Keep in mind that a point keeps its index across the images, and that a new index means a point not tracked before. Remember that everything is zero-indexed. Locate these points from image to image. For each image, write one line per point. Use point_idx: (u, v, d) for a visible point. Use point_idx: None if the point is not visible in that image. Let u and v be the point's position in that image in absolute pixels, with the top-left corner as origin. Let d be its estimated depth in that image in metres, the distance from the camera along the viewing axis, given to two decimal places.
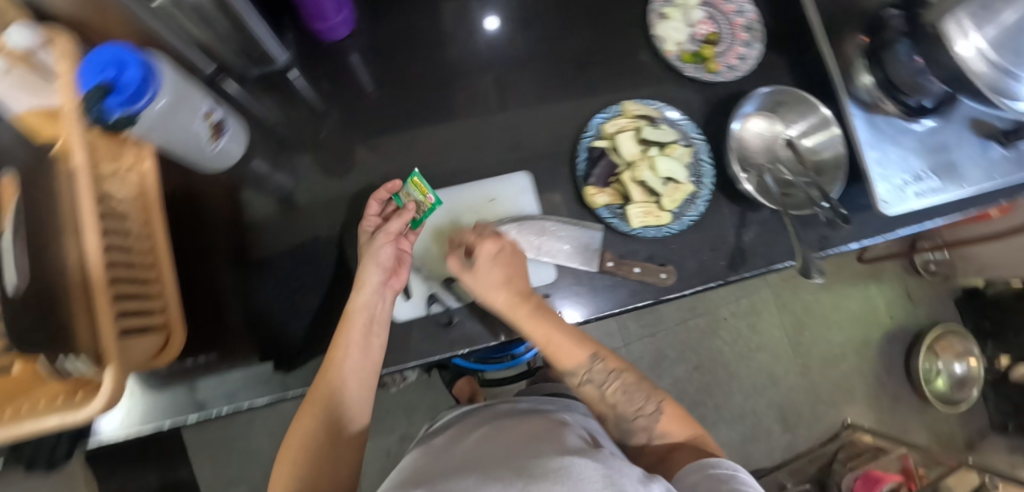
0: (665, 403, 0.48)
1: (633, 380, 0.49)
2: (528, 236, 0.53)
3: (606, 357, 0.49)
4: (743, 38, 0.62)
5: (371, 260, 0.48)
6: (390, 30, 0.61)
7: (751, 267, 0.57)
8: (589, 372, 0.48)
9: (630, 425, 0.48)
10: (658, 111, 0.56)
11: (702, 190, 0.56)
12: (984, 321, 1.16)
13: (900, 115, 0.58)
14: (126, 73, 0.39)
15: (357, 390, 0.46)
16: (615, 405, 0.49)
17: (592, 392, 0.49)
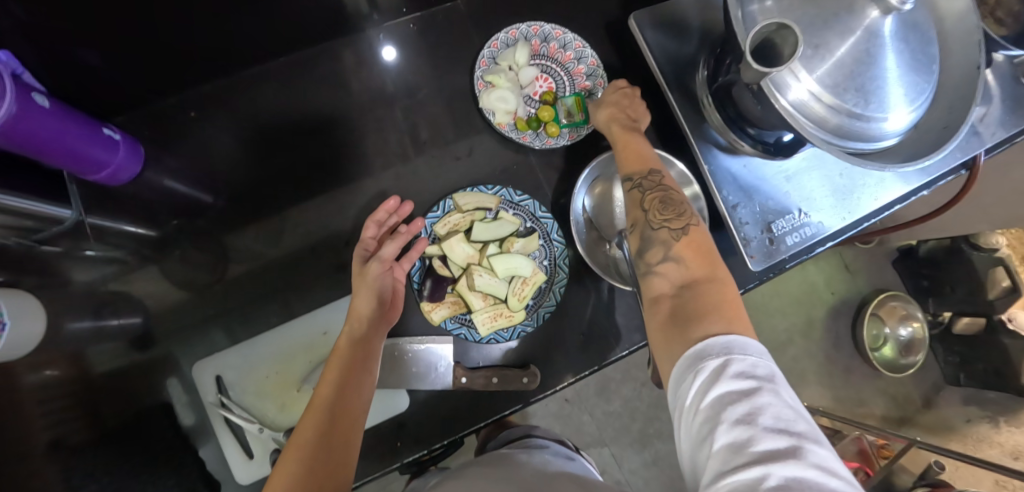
0: (694, 227, 0.40)
1: (678, 194, 0.42)
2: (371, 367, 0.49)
3: (664, 176, 0.44)
4: (585, 88, 0.56)
5: (368, 287, 0.45)
6: (198, 150, 0.57)
7: (629, 344, 0.51)
8: (644, 178, 0.43)
9: (652, 237, 0.40)
10: (494, 197, 0.51)
11: (557, 276, 0.51)
12: (922, 281, 1.15)
13: (760, 155, 0.53)
14: None
15: (348, 415, 0.38)
16: (648, 209, 0.41)
17: (637, 195, 0.43)
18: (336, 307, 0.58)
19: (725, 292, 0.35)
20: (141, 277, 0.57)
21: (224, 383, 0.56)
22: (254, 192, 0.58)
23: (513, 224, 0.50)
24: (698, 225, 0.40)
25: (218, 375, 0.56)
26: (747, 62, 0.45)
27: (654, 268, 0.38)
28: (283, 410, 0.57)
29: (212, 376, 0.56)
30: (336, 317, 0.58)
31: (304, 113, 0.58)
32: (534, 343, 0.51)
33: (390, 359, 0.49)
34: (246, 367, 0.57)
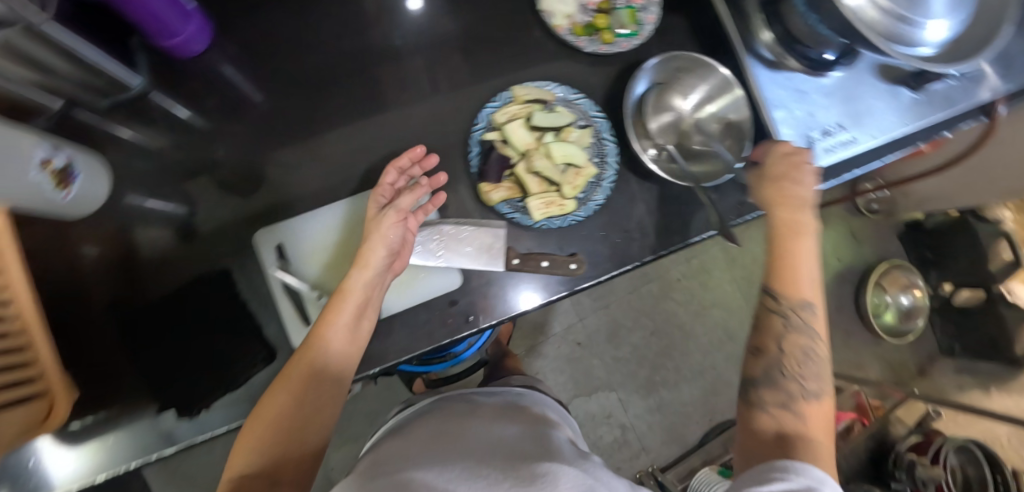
0: (828, 396, 0.43)
1: (821, 354, 0.44)
2: (425, 244, 0.51)
3: (818, 314, 0.45)
4: (638, 1, 0.58)
5: (380, 237, 0.46)
6: (257, 37, 0.58)
7: (668, 244, 0.56)
8: (794, 309, 0.44)
9: (778, 379, 0.43)
10: (550, 92, 0.53)
11: (607, 172, 0.54)
12: (925, 251, 1.20)
13: (804, 71, 0.56)
14: None
15: (337, 374, 0.42)
16: (787, 360, 0.44)
17: (778, 326, 0.45)
18: None
19: (830, 457, 0.39)
20: (188, 158, 0.56)
21: (286, 253, 0.53)
22: (306, 80, 0.58)
23: (570, 117, 0.53)
24: (829, 394, 0.43)
25: (280, 244, 0.53)
26: None
27: (767, 406, 0.42)
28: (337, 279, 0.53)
29: (273, 243, 0.53)
30: None
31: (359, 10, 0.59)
32: (581, 235, 0.54)
33: (444, 237, 0.51)
34: (308, 241, 0.54)
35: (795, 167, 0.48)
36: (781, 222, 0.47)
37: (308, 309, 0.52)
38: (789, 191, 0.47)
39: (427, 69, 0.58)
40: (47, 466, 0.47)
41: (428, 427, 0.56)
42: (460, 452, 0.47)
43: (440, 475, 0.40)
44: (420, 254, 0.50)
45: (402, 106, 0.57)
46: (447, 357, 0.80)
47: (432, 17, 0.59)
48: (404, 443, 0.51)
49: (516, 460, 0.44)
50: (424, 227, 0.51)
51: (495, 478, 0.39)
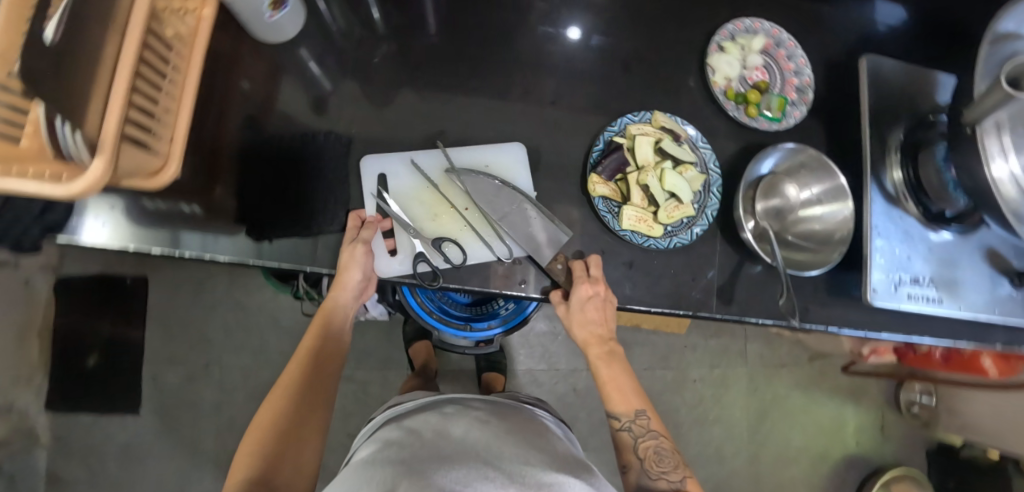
0: (689, 479, 0.52)
1: (668, 446, 0.54)
2: (501, 202, 0.57)
3: (650, 415, 0.56)
4: (792, 97, 0.62)
5: (354, 267, 0.54)
6: None
7: (725, 310, 0.57)
8: (631, 421, 0.55)
9: (648, 483, 0.52)
10: (685, 130, 0.57)
11: (701, 219, 0.56)
12: (949, 481, 1.12)
13: (920, 219, 0.57)
14: None
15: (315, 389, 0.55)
16: (643, 458, 0.54)
17: (627, 441, 0.55)
18: (504, 149, 0.60)
19: None
20: (358, 40, 0.62)
21: (386, 182, 0.58)
22: (485, 24, 0.63)
23: (693, 158, 0.56)
24: (691, 476, 0.53)
25: (382, 174, 0.58)
26: (975, 117, 0.46)
27: None
28: (432, 218, 0.58)
29: (377, 173, 0.58)
30: (502, 158, 0.60)
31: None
32: (656, 263, 0.56)
33: (520, 207, 0.57)
34: (409, 176, 0.59)
35: (596, 307, 0.54)
36: (595, 355, 0.58)
37: (398, 239, 0.58)
38: (585, 321, 0.55)
39: (588, 66, 0.63)
40: (114, 214, 0.52)
41: (428, 413, 0.58)
42: (465, 431, 0.52)
43: (452, 462, 0.45)
44: (492, 206, 0.57)
45: (552, 86, 0.62)
46: (465, 327, 0.87)
47: (613, 27, 0.64)
48: (411, 427, 0.55)
49: (523, 455, 0.49)
50: (508, 190, 0.58)
51: (503, 473, 0.44)
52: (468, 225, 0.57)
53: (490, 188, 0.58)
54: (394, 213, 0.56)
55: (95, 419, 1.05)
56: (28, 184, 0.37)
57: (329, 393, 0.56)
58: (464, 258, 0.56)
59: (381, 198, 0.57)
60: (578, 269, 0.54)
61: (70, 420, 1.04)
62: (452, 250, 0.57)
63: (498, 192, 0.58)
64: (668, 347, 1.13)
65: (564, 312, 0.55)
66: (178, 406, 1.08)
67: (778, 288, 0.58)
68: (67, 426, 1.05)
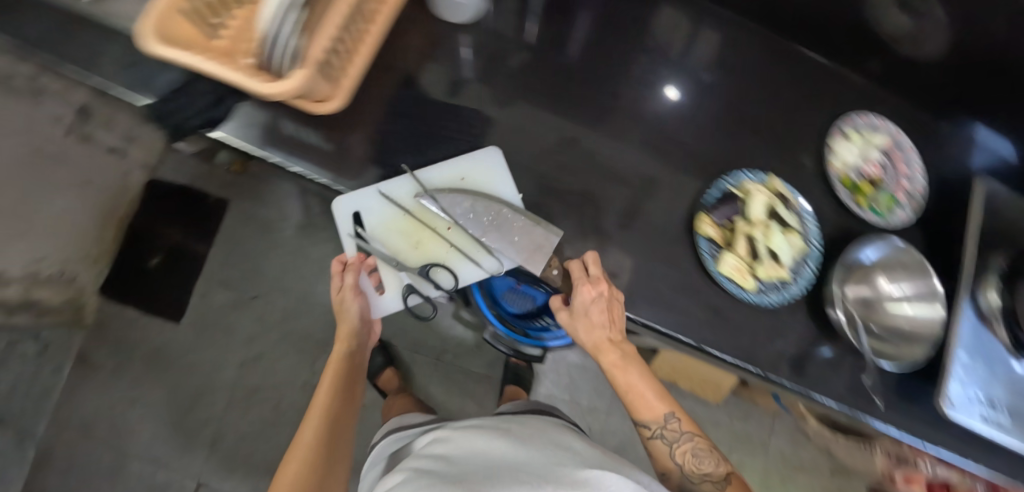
0: (735, 476, 0.54)
1: (705, 445, 0.55)
2: (481, 214, 0.57)
3: (682, 417, 0.57)
4: (901, 200, 0.64)
5: (349, 311, 0.65)
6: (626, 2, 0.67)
7: (795, 381, 0.58)
8: (661, 428, 0.56)
9: (694, 485, 0.54)
10: (797, 200, 0.60)
11: (793, 286, 0.58)
12: None
13: (1006, 345, 0.57)
14: None
15: (332, 418, 0.64)
16: (683, 462, 0.55)
17: (662, 447, 0.56)
18: (474, 157, 0.57)
19: None
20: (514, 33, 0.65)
21: (362, 220, 0.58)
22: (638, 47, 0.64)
23: (799, 227, 0.59)
24: (737, 473, 0.55)
25: (357, 211, 0.58)
26: None
27: None
28: (412, 248, 0.60)
29: (351, 210, 0.57)
30: (475, 166, 0.57)
31: (718, 39, 0.67)
32: (739, 316, 0.58)
33: (501, 217, 0.56)
34: (384, 208, 0.58)
35: (608, 308, 0.54)
36: (608, 363, 0.58)
37: (384, 274, 0.62)
38: (593, 329, 0.55)
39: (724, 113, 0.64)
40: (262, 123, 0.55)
41: (442, 437, 0.62)
42: (483, 449, 0.53)
43: (480, 474, 0.45)
44: (471, 220, 0.57)
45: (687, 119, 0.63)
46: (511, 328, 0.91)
47: (752, 88, 0.66)
48: (433, 452, 0.57)
49: (550, 457, 0.49)
50: (484, 200, 0.56)
51: (530, 471, 0.44)
52: (453, 247, 0.60)
53: (465, 200, 0.56)
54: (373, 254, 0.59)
55: (137, 316, 1.10)
56: (228, 71, 0.40)
57: (343, 431, 0.65)
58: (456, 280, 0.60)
59: (360, 239, 0.58)
60: (577, 268, 0.54)
61: (116, 310, 1.09)
62: (442, 271, 0.61)
63: (475, 202, 0.56)
64: (694, 417, 1.09)
65: (568, 319, 0.58)
66: (212, 327, 1.12)
67: (849, 377, 0.59)
68: (110, 315, 1.09)
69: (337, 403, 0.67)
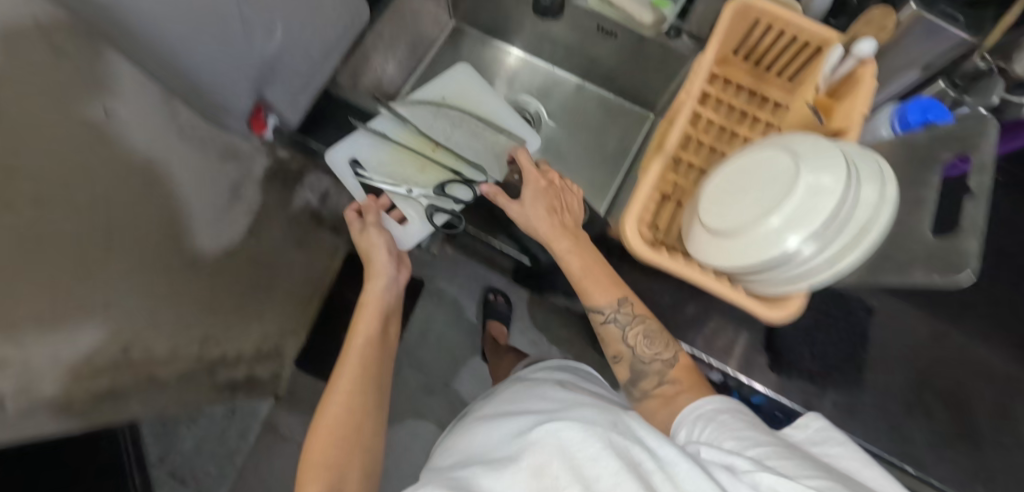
0: (679, 353, 0.55)
1: (656, 327, 0.56)
2: (444, 120, 0.83)
3: (633, 303, 0.57)
4: None
5: (376, 243, 0.68)
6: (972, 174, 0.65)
7: None
8: (615, 312, 0.56)
9: (647, 366, 0.54)
10: None
11: None
12: None
13: None
14: (915, 114, 0.48)
15: (367, 402, 0.55)
16: (634, 346, 0.56)
17: (614, 332, 0.57)
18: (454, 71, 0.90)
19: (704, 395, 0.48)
20: None
21: (361, 163, 0.75)
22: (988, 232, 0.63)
23: None
24: (680, 350, 0.55)
25: (352, 158, 0.74)
26: None
27: (653, 391, 0.53)
28: (420, 172, 0.78)
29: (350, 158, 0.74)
30: (451, 90, 0.88)
31: None
32: None
33: (446, 112, 0.85)
34: (380, 143, 0.77)
35: (556, 191, 0.67)
36: (556, 252, 0.61)
37: (410, 212, 0.75)
38: (557, 213, 0.64)
39: None
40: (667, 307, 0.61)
41: (454, 432, 0.55)
42: (485, 435, 0.46)
43: (466, 469, 0.39)
44: (440, 123, 0.82)
45: None
46: None
47: None
48: (444, 454, 0.50)
49: (529, 425, 0.41)
50: (449, 115, 0.85)
51: (502, 460, 0.37)
52: (446, 162, 0.79)
53: (448, 114, 0.85)
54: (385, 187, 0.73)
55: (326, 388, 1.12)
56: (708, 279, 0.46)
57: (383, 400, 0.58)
58: (471, 192, 0.76)
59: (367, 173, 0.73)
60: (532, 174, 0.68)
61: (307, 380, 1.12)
62: (456, 184, 0.76)
63: (436, 112, 0.84)
64: None
65: (519, 209, 0.64)
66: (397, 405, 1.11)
67: None
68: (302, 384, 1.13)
69: (377, 371, 0.59)
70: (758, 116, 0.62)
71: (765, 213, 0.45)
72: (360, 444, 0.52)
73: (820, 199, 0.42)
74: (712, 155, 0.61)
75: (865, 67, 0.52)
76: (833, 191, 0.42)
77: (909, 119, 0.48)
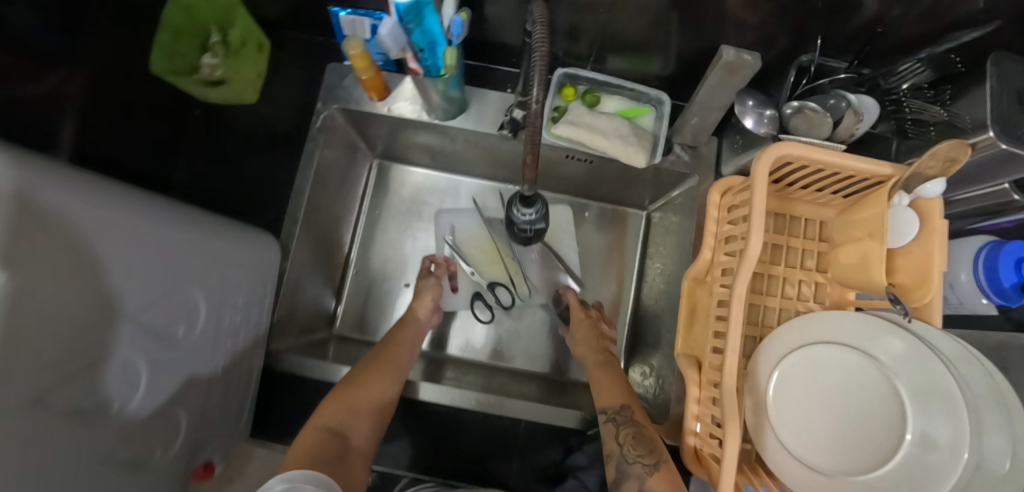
0: (666, 464, 0.42)
1: (649, 434, 0.45)
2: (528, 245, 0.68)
3: (635, 409, 0.49)
4: None
5: (427, 295, 0.61)
6: None
7: None
8: (615, 413, 0.48)
9: (629, 469, 0.43)
10: None
11: None
12: None
13: None
14: (1006, 275, 0.40)
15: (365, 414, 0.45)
16: (620, 444, 0.45)
17: (607, 432, 0.47)
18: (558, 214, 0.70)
19: None
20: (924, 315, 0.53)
21: (455, 231, 0.68)
22: None
23: None
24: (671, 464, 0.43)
25: (451, 224, 0.69)
26: None
27: None
28: (490, 265, 0.68)
29: (448, 226, 0.68)
30: (558, 221, 0.70)
31: None
32: None
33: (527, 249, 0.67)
34: (474, 228, 0.69)
35: (592, 318, 0.62)
36: (595, 361, 0.57)
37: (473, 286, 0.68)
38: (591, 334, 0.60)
39: None
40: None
41: None
42: None
43: None
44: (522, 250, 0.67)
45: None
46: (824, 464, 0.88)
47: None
48: None
49: None
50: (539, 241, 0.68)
51: None
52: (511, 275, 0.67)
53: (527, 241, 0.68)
54: (460, 258, 0.66)
55: None
56: None
57: (373, 425, 0.46)
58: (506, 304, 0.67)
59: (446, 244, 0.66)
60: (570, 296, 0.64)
61: None
62: (501, 293, 0.67)
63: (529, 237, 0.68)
64: None
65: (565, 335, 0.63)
66: None
67: None
68: None
69: (369, 408, 0.46)
70: (792, 244, 0.51)
71: (890, 445, 0.38)
72: (370, 412, 0.46)
73: (944, 445, 0.36)
74: (751, 308, 0.51)
75: (932, 206, 0.41)
76: (955, 432, 0.36)
77: (1001, 282, 0.40)
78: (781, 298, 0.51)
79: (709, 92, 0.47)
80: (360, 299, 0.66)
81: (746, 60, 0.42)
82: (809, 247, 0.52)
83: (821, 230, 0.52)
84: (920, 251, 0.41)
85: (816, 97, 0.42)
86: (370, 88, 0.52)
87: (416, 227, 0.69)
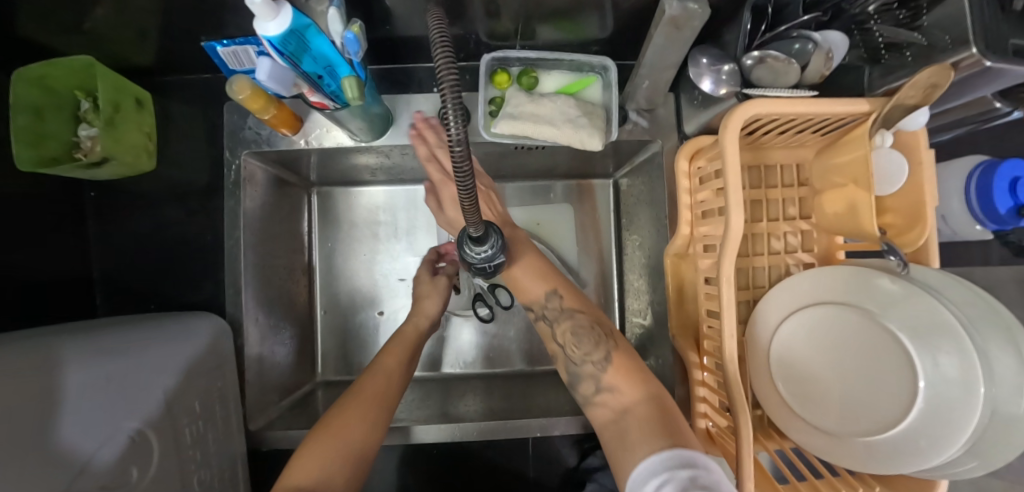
0: (614, 352, 0.41)
1: (586, 323, 0.43)
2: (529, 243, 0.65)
3: (565, 295, 0.46)
4: None
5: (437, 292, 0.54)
6: None
7: None
8: (542, 309, 0.46)
9: (579, 372, 0.42)
10: None
11: None
12: None
13: None
14: (1001, 201, 0.37)
15: (369, 426, 0.38)
16: (562, 346, 0.43)
17: (545, 330, 0.45)
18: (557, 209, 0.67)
19: None
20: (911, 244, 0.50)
21: None
22: None
23: None
24: (619, 347, 0.42)
25: None
26: None
27: (593, 400, 0.40)
28: None
29: None
30: (555, 216, 0.67)
31: None
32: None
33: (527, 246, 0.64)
34: None
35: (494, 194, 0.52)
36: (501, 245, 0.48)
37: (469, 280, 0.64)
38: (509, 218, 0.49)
39: None
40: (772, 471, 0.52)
41: None
42: None
43: None
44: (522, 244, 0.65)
45: None
46: None
47: None
48: None
49: None
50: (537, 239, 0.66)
51: None
52: None
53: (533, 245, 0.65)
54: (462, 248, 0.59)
55: None
56: None
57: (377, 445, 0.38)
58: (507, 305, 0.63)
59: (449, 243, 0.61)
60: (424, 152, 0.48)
61: None
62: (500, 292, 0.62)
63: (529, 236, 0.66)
64: None
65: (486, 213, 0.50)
66: None
67: None
68: None
69: (372, 420, 0.39)
70: (771, 196, 0.48)
71: (902, 388, 0.36)
72: (372, 419, 0.39)
73: (956, 381, 0.34)
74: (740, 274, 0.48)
75: (918, 137, 0.37)
76: (965, 369, 0.33)
77: (996, 210, 0.38)
78: (769, 256, 0.48)
79: (656, 52, 0.41)
80: (337, 338, 0.63)
81: (692, 10, 0.36)
82: (791, 193, 0.48)
83: (798, 174, 0.48)
84: (910, 187, 0.38)
85: (777, 45, 0.38)
86: (279, 125, 0.45)
87: (379, 250, 0.65)
